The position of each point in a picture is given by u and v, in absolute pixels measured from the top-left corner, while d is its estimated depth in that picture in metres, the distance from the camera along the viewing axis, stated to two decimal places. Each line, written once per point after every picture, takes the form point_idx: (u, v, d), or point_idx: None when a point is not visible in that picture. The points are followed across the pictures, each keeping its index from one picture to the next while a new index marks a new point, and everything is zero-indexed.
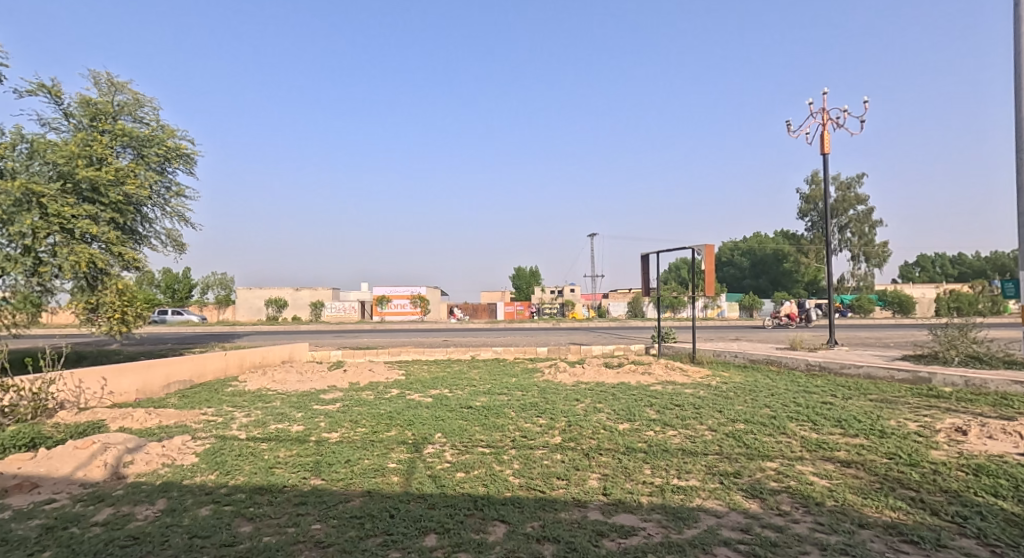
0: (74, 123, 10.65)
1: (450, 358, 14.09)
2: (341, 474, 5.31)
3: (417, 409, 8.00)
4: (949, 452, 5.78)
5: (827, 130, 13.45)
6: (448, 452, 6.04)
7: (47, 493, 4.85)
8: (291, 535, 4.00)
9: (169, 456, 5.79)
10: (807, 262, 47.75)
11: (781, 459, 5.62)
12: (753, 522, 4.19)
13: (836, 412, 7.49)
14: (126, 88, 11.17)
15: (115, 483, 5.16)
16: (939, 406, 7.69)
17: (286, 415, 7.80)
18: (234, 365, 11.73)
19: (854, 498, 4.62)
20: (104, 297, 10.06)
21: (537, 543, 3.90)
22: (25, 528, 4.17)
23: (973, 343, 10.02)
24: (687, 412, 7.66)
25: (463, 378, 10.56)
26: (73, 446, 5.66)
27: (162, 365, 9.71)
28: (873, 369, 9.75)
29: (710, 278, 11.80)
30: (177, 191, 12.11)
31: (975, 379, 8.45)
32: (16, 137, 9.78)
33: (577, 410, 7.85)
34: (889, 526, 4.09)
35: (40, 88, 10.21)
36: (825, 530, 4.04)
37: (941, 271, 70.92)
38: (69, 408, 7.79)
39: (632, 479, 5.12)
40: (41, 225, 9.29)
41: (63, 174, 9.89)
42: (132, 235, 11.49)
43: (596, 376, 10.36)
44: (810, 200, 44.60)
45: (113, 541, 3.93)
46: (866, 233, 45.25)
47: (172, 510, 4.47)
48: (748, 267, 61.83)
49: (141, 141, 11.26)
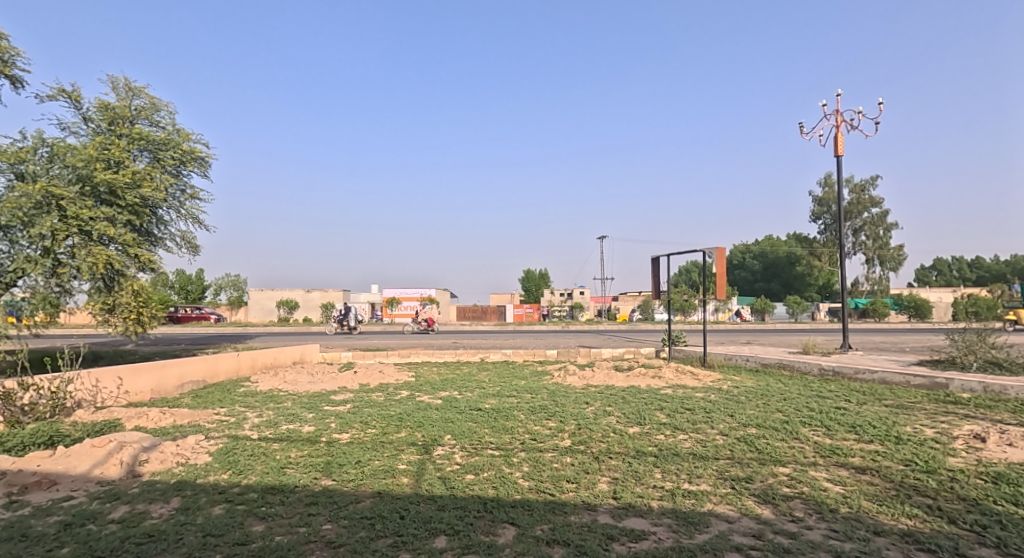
0: (92, 127, 10.90)
1: (459, 360, 14.16)
2: (352, 474, 5.35)
3: (427, 411, 8.05)
4: (967, 460, 5.68)
5: (840, 132, 13.24)
6: (458, 454, 6.07)
7: (65, 490, 4.94)
8: (302, 535, 4.04)
9: (184, 456, 5.87)
10: (820, 265, 47.20)
11: (793, 465, 5.56)
12: (766, 528, 4.14)
13: (850, 418, 7.38)
14: (143, 93, 11.35)
15: (131, 481, 5.24)
16: (957, 412, 7.54)
17: (298, 415, 7.90)
18: (247, 366, 11.87)
19: (869, 505, 4.55)
20: (120, 298, 10.24)
21: (547, 546, 3.90)
22: (44, 524, 4.25)
23: (993, 349, 9.80)
24: (698, 416, 7.60)
25: (473, 380, 10.62)
26: (90, 445, 5.74)
27: (176, 365, 9.84)
28: (888, 375, 9.57)
29: (721, 281, 11.58)
30: (192, 193, 12.25)
31: (995, 386, 8.27)
32: (37, 141, 10.00)
33: (587, 413, 7.83)
34: (906, 534, 4.03)
35: (60, 93, 10.40)
36: (840, 537, 3.99)
37: (958, 273, 69.72)
38: (86, 407, 7.91)
39: (642, 483, 5.09)
40: (60, 227, 9.49)
41: (82, 178, 10.07)
42: (148, 237, 11.67)
43: (606, 378, 10.33)
44: (824, 202, 44.02)
45: (128, 538, 3.99)
46: (881, 236, 44.58)
47: (186, 509, 4.51)
48: (760, 270, 61.25)
49: (157, 145, 11.47)
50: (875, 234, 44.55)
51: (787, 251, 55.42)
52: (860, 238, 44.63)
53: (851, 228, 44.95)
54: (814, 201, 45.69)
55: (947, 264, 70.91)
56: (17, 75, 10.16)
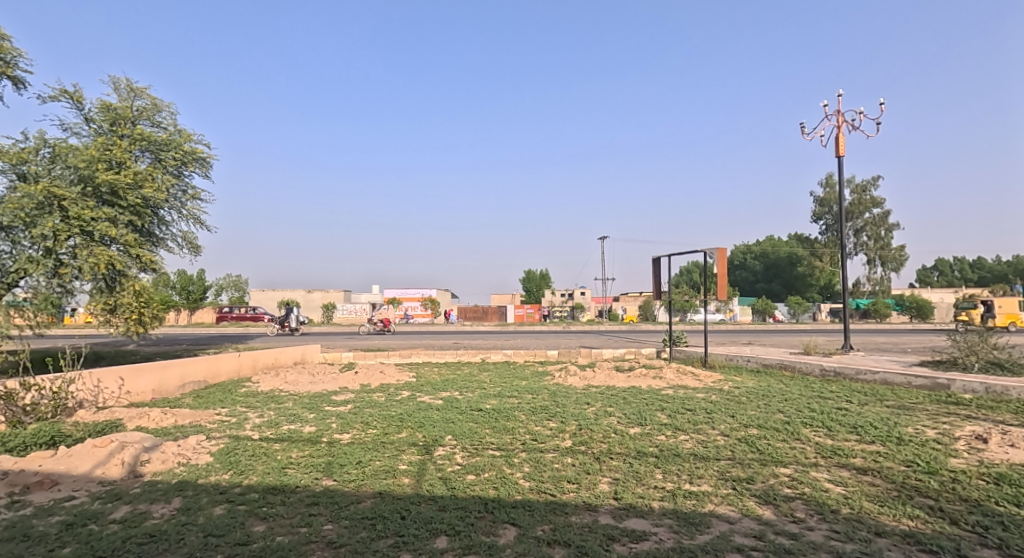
0: (94, 128, 10.91)
1: (460, 360, 14.16)
2: (352, 475, 5.36)
3: (427, 411, 8.05)
4: (969, 460, 5.67)
5: (841, 133, 13.25)
6: (458, 454, 6.07)
7: (67, 490, 4.95)
8: (303, 535, 4.04)
9: (185, 456, 5.88)
10: (821, 266, 47.15)
11: (795, 465, 5.55)
12: (767, 529, 4.13)
13: (852, 418, 7.37)
14: (144, 93, 11.37)
15: (133, 482, 5.25)
16: (959, 413, 7.53)
17: (299, 415, 7.92)
18: (248, 366, 11.88)
19: (871, 506, 4.54)
20: (122, 298, 10.27)
21: (547, 546, 3.90)
22: (46, 524, 4.26)
23: (994, 350, 9.78)
24: (699, 417, 7.59)
25: (474, 380, 10.62)
26: (92, 445, 5.75)
27: (177, 365, 9.86)
28: (890, 376, 9.55)
29: (722, 281, 11.54)
30: (194, 193, 12.26)
31: (997, 386, 8.26)
32: (39, 141, 10.02)
33: (588, 413, 7.83)
34: (908, 535, 4.02)
35: (62, 94, 10.42)
36: (841, 538, 3.99)
37: (960, 274, 69.60)
38: (88, 408, 7.93)
39: (643, 484, 5.09)
40: (61, 228, 9.51)
41: (83, 178, 10.09)
42: (149, 238, 11.69)
43: (607, 379, 10.33)
44: (825, 203, 43.97)
45: (130, 538, 4.00)
46: (882, 236, 44.53)
47: (188, 509, 4.52)
48: (761, 271, 61.20)
49: (159, 145, 11.49)
50: (876, 235, 44.48)
51: (788, 251, 55.34)
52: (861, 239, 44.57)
53: (853, 229, 44.87)
54: (815, 202, 45.63)
55: (948, 264, 70.79)
56: (19, 76, 10.18)
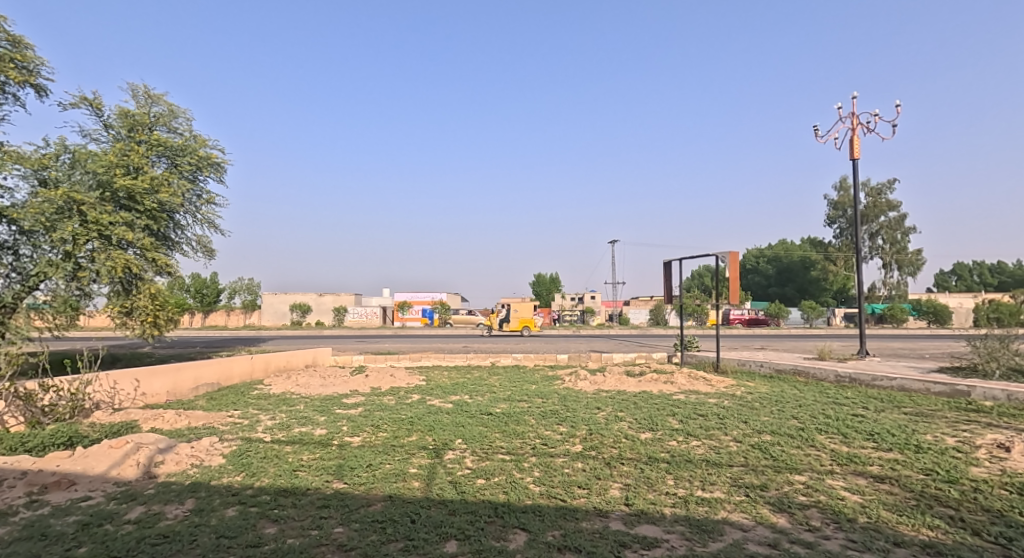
0: (113, 133, 11.07)
1: (471, 364, 14.18)
2: (363, 478, 5.37)
3: (438, 414, 8.06)
4: (991, 470, 5.53)
5: (855, 135, 13.00)
6: (468, 458, 6.05)
7: (83, 490, 5.01)
8: (314, 537, 4.06)
9: (199, 457, 5.96)
10: (835, 270, 46.59)
11: (809, 473, 5.45)
12: (781, 537, 4.06)
13: (868, 425, 7.23)
14: (161, 100, 11.57)
15: (147, 482, 5.30)
16: (979, 421, 7.35)
17: (311, 418, 7.98)
18: (261, 368, 12.01)
19: (889, 515, 4.44)
20: (138, 301, 10.44)
21: (558, 553, 3.86)
22: (63, 523, 4.32)
23: (1015, 356, 9.57)
24: (711, 422, 7.50)
25: (484, 384, 10.62)
26: (108, 446, 5.83)
27: (191, 368, 9.99)
28: (907, 382, 9.35)
29: (733, 285, 11.26)
30: (208, 198, 12.45)
31: (1018, 394, 8.04)
32: (60, 147, 10.22)
33: (599, 418, 7.76)
34: (927, 546, 3.92)
35: (82, 100, 10.62)
36: (857, 548, 3.91)
37: (980, 279, 68.12)
38: (103, 409, 8.05)
39: (655, 490, 5.04)
40: (80, 232, 9.64)
41: (102, 183, 10.25)
42: (165, 241, 11.87)
43: (617, 383, 10.26)
44: (840, 206, 43.29)
45: (144, 539, 4.03)
46: (899, 241, 43.79)
47: (201, 510, 4.57)
48: (774, 275, 60.47)
49: (175, 150, 11.70)
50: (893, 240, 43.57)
51: (803, 255, 54.71)
52: (877, 242, 43.81)
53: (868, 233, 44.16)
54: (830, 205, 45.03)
55: (968, 269, 69.42)
56: (42, 83, 10.41)
